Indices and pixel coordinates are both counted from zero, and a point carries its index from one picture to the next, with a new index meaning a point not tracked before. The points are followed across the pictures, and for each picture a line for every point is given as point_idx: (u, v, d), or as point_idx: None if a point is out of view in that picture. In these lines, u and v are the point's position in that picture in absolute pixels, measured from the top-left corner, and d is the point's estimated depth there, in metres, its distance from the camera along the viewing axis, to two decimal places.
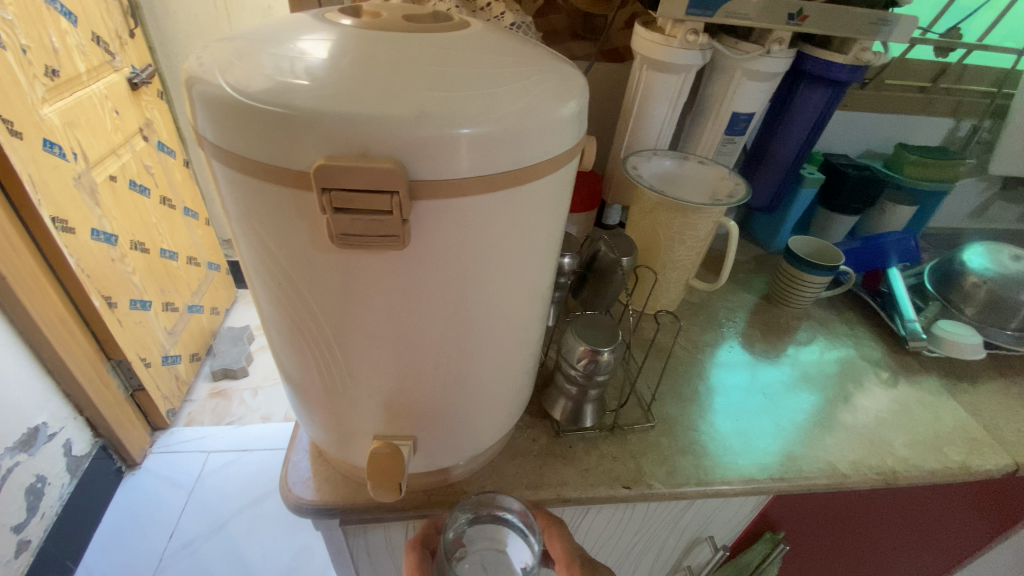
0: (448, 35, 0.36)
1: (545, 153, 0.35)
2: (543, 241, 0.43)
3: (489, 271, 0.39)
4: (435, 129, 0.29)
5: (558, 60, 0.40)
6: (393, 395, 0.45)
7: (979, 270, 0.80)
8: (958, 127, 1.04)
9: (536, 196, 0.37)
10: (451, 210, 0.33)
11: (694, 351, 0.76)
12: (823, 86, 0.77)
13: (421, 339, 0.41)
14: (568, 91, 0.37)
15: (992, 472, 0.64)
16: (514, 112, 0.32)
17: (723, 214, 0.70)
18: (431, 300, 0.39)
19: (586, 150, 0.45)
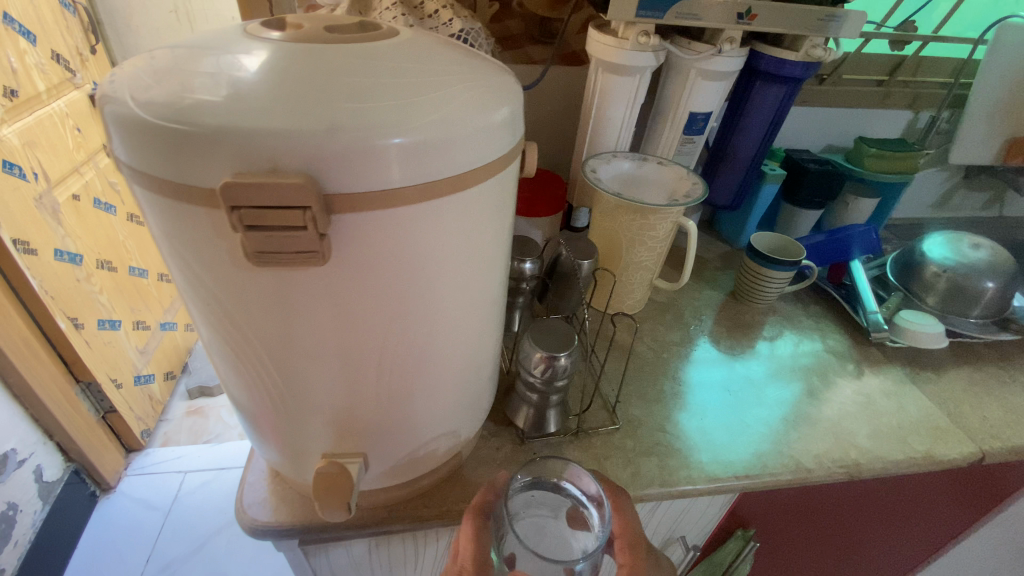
0: (372, 45, 0.35)
1: (475, 161, 0.35)
2: (486, 249, 0.42)
3: (428, 282, 0.38)
4: (350, 142, 0.29)
5: (490, 67, 0.39)
6: (344, 412, 0.44)
7: (939, 260, 0.81)
8: (917, 118, 1.04)
9: (471, 205, 0.37)
10: (376, 223, 0.32)
11: (659, 351, 0.76)
12: (777, 83, 0.77)
13: (365, 356, 0.41)
14: (499, 97, 0.37)
15: (956, 461, 0.64)
16: (436, 122, 0.32)
17: (682, 213, 0.71)
18: (371, 316, 0.38)
19: (526, 155, 0.44)
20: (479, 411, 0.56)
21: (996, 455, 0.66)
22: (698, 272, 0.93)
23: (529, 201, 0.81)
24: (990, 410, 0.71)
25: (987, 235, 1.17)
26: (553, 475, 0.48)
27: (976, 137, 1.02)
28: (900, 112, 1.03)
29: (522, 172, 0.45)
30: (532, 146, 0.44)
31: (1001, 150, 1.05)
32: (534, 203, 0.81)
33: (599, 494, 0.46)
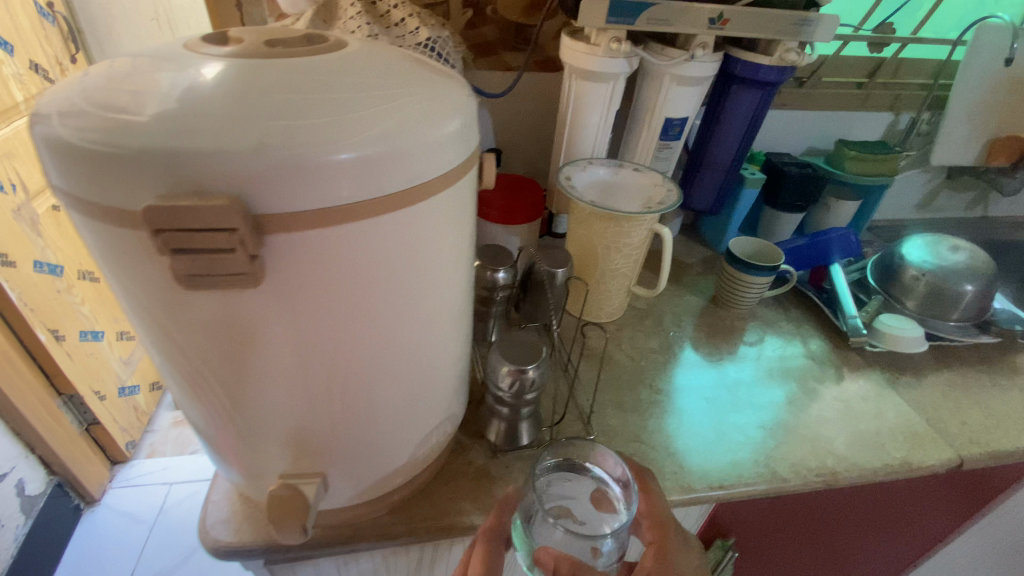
0: (314, 59, 0.34)
1: (424, 175, 0.34)
2: (444, 263, 0.42)
3: (383, 299, 0.38)
4: (280, 161, 0.28)
5: (441, 78, 0.39)
6: (304, 432, 0.43)
7: (918, 263, 0.80)
8: (897, 120, 1.04)
9: (423, 219, 0.36)
10: (316, 242, 0.32)
11: (637, 358, 0.75)
12: (752, 87, 0.77)
13: (324, 374, 0.40)
14: (449, 110, 0.36)
15: (934, 468, 0.64)
16: (380, 138, 0.31)
17: (657, 220, 0.70)
18: (325, 334, 0.37)
19: (484, 166, 0.44)
20: (448, 425, 0.55)
21: (975, 461, 0.65)
22: (679, 277, 0.93)
23: (506, 208, 0.80)
24: (970, 415, 0.70)
25: (970, 235, 1.17)
26: (581, 456, 0.53)
27: (958, 138, 1.02)
28: (881, 114, 1.03)
29: (481, 183, 0.44)
30: (490, 157, 0.44)
31: (983, 151, 1.05)
32: (511, 210, 0.80)
33: (625, 477, 0.50)
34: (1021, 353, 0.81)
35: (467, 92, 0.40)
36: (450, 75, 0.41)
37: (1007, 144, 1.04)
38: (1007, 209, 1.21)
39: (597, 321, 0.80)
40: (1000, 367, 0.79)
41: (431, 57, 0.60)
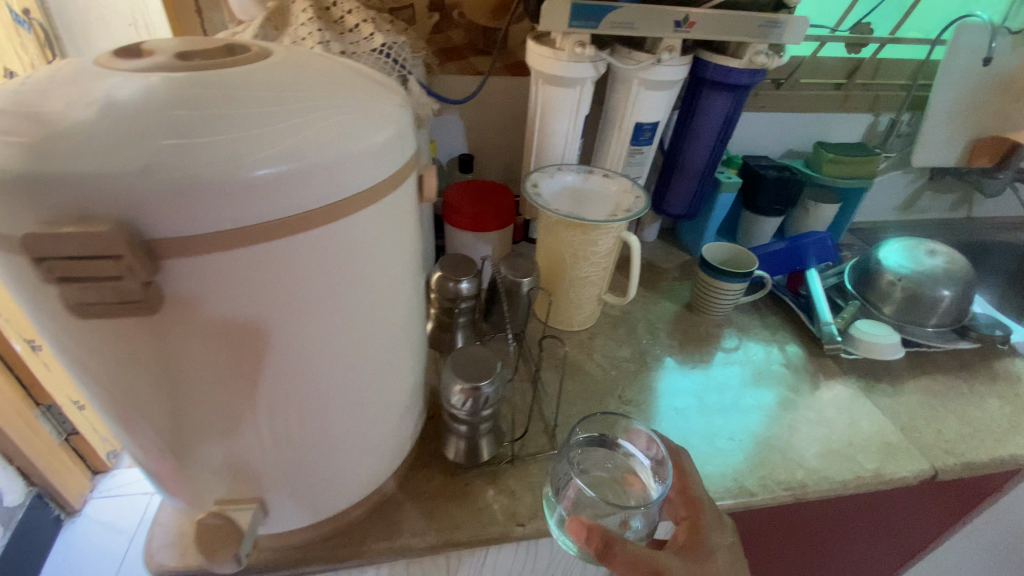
0: (226, 72, 0.32)
1: (353, 187, 0.33)
2: (384, 281, 0.40)
3: (318, 322, 0.37)
4: (170, 182, 0.27)
5: (369, 89, 0.37)
6: (247, 455, 0.41)
7: (894, 268, 0.79)
8: (877, 121, 1.03)
9: (355, 236, 0.35)
10: (227, 264, 0.30)
11: (608, 368, 0.73)
12: (724, 91, 0.76)
13: (264, 396, 0.38)
14: (380, 120, 0.35)
15: (907, 479, 0.63)
16: (302, 152, 0.30)
17: (624, 228, 0.69)
18: (261, 356, 0.36)
19: (425, 178, 0.42)
20: (404, 441, 0.53)
21: (949, 472, 0.64)
22: (655, 283, 0.91)
23: (475, 216, 0.78)
24: (946, 423, 0.69)
25: (954, 236, 1.16)
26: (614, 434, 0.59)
27: (940, 139, 1.01)
28: (861, 116, 1.01)
29: (422, 197, 0.43)
30: (430, 169, 0.42)
31: (965, 152, 1.04)
32: (480, 218, 0.78)
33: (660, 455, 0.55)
34: (1000, 359, 0.80)
35: (401, 103, 0.39)
36: (385, 85, 0.39)
37: (988, 144, 1.03)
38: (991, 210, 1.20)
39: (568, 330, 0.78)
40: (978, 373, 0.77)
41: (387, 63, 0.58)
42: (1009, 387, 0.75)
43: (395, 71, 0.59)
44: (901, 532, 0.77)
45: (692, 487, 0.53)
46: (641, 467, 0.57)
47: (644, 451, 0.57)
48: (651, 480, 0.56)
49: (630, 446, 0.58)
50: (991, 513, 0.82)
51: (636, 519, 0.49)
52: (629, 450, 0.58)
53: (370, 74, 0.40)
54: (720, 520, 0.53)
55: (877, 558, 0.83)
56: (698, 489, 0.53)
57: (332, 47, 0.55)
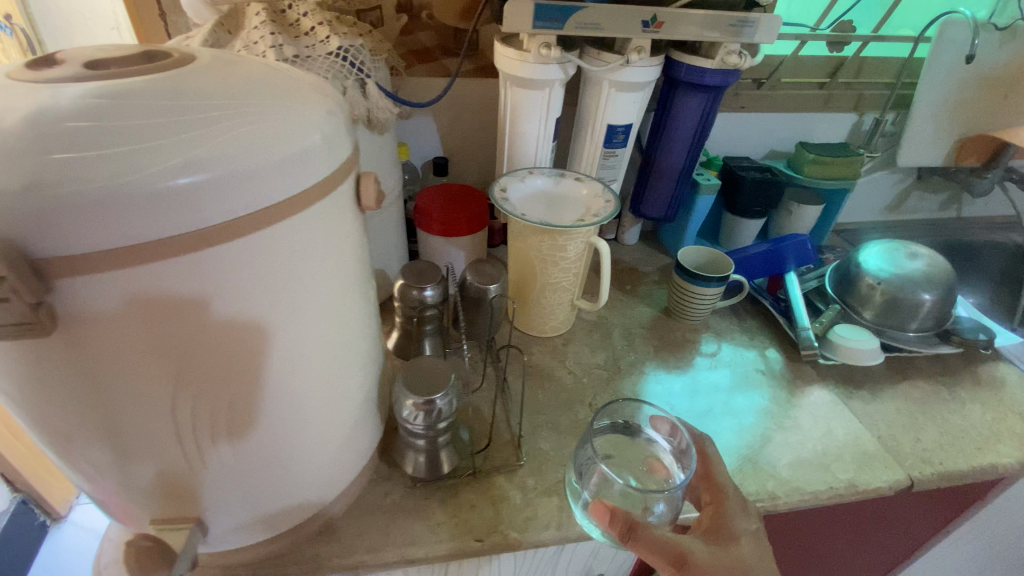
0: (134, 81, 0.32)
1: (277, 197, 0.33)
2: (323, 292, 0.40)
3: (258, 332, 0.36)
4: (55, 201, 0.27)
5: (293, 95, 0.36)
6: (194, 476, 0.41)
7: (874, 271, 0.78)
8: (861, 121, 1.01)
9: (288, 243, 0.35)
10: (143, 277, 0.30)
11: (580, 375, 0.72)
12: (698, 91, 0.75)
13: (208, 413, 0.38)
14: (306, 128, 0.34)
15: (882, 490, 0.61)
16: (225, 159, 0.30)
17: (594, 232, 0.67)
18: (203, 372, 0.36)
19: (363, 187, 0.41)
20: (360, 454, 0.52)
21: (926, 482, 0.62)
22: (634, 287, 0.90)
23: (446, 221, 0.76)
24: (925, 431, 0.67)
25: (944, 237, 1.14)
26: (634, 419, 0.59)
27: (926, 138, 0.99)
28: (845, 115, 0.99)
29: (360, 205, 0.42)
30: (369, 177, 0.41)
31: (953, 151, 1.01)
32: (451, 224, 0.77)
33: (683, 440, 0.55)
34: (983, 363, 0.78)
35: (333, 109, 0.37)
36: (319, 91, 0.38)
37: (975, 143, 1.01)
38: (981, 210, 1.17)
39: (541, 336, 0.77)
40: (961, 379, 0.75)
41: (344, 66, 0.57)
42: (992, 393, 0.74)
43: (352, 74, 0.57)
44: (880, 537, 0.76)
45: (715, 472, 0.55)
46: (665, 453, 0.58)
47: (667, 437, 0.58)
48: (675, 467, 0.56)
49: (654, 432, 0.59)
50: (979, 519, 0.80)
51: (660, 504, 0.49)
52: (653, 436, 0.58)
53: (304, 78, 0.39)
54: (745, 507, 0.53)
55: (858, 565, 0.82)
56: (721, 476, 0.55)
57: (284, 50, 0.54)
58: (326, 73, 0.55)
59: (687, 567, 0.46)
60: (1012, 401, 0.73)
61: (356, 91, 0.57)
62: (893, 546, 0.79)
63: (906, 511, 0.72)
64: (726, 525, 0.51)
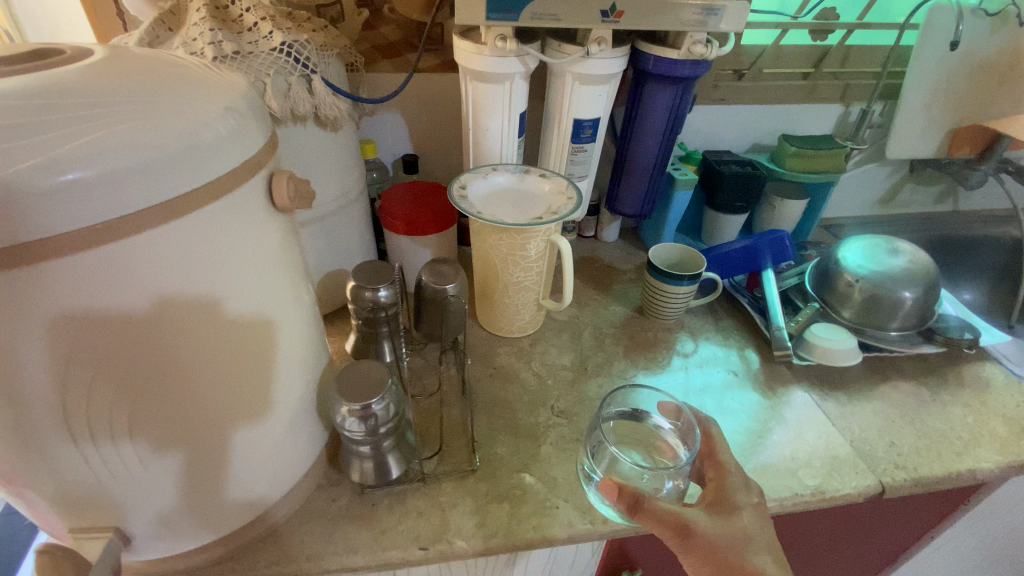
0: (20, 80, 0.32)
1: (163, 195, 0.32)
2: (247, 295, 0.40)
3: (179, 334, 0.36)
4: None
5: (190, 94, 0.35)
6: (126, 488, 0.40)
7: (854, 268, 0.75)
8: (848, 112, 0.97)
9: (200, 243, 0.35)
10: (35, 279, 0.30)
11: (544, 376, 0.70)
12: (668, 84, 0.73)
13: (148, 423, 0.38)
14: (194, 125, 0.34)
15: (851, 497, 0.58)
16: (109, 156, 0.30)
17: (555, 230, 0.66)
18: (143, 381, 0.36)
19: (277, 182, 0.40)
20: (301, 459, 0.51)
21: (898, 488, 0.60)
22: (608, 285, 0.87)
23: (411, 218, 0.74)
24: (901, 435, 0.65)
25: (939, 231, 1.10)
26: (641, 406, 0.63)
27: (915, 129, 0.95)
28: (831, 106, 0.96)
29: (274, 205, 0.41)
30: (282, 175, 0.40)
31: (945, 142, 0.98)
32: (416, 222, 0.74)
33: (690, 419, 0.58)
34: (967, 364, 0.75)
35: (232, 107, 0.37)
36: (222, 90, 0.38)
37: (968, 134, 0.97)
38: (978, 203, 1.13)
39: (508, 337, 0.75)
40: (943, 380, 0.72)
41: (287, 62, 0.55)
42: (975, 394, 0.71)
43: (296, 70, 0.56)
44: (864, 544, 0.73)
45: (722, 450, 0.55)
46: (669, 435, 0.61)
47: (672, 420, 0.61)
48: (680, 446, 0.60)
49: (660, 417, 0.62)
50: (965, 524, 0.76)
51: (668, 482, 0.52)
52: (659, 421, 0.62)
53: (208, 77, 0.38)
54: (747, 481, 0.53)
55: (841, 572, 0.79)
56: (726, 455, 0.55)
57: (223, 47, 0.53)
58: (268, 70, 0.54)
59: (692, 539, 0.47)
60: (996, 403, 0.70)
61: (300, 87, 0.56)
62: (874, 554, 0.76)
63: (886, 518, 0.69)
64: (729, 497, 0.51)
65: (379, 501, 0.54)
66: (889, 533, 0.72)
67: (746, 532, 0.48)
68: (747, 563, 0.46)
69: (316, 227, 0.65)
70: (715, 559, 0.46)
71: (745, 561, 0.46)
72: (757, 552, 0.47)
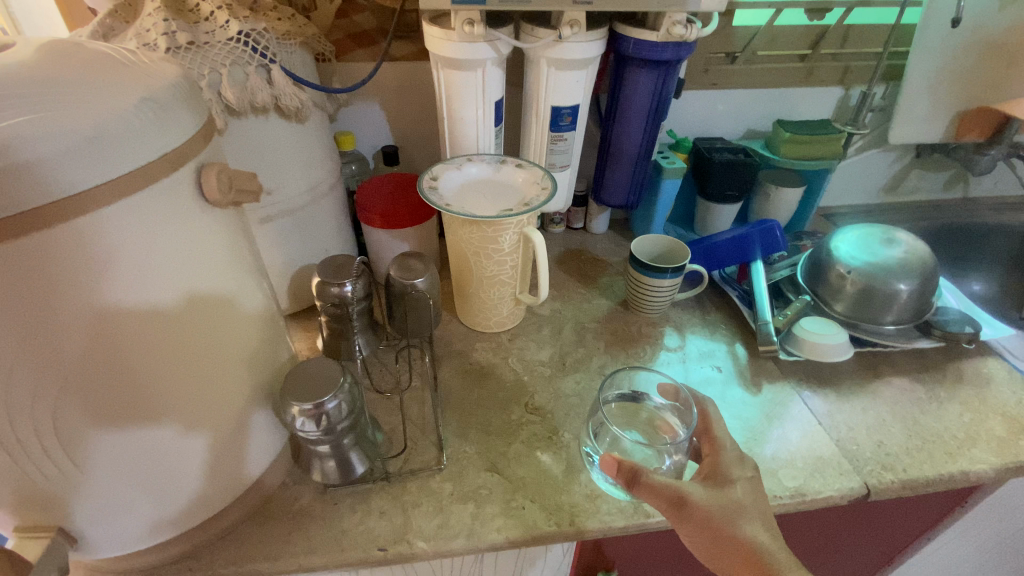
0: None
1: (65, 190, 0.32)
2: (185, 286, 0.39)
3: (116, 324, 0.36)
4: None
5: (112, 87, 0.35)
6: (82, 493, 0.40)
7: (847, 259, 0.71)
8: (848, 95, 0.93)
9: (129, 232, 0.35)
10: None
11: (520, 371, 0.68)
12: (648, 68, 0.70)
13: (105, 426, 0.39)
14: (101, 118, 0.33)
15: (833, 499, 0.56)
16: (18, 146, 0.30)
17: (528, 222, 0.64)
18: (99, 383, 0.37)
19: (208, 173, 0.40)
20: (259, 458, 0.51)
21: (884, 490, 0.57)
22: (594, 278, 0.85)
23: (386, 211, 0.72)
24: (890, 434, 0.62)
25: (949, 218, 1.05)
26: (638, 386, 0.62)
27: (919, 112, 0.91)
28: (830, 89, 0.92)
29: (206, 200, 0.40)
30: (212, 168, 0.40)
31: (952, 125, 0.93)
32: (393, 214, 0.72)
33: (688, 396, 0.57)
34: (968, 359, 0.71)
35: (149, 97, 0.36)
36: (144, 81, 0.37)
37: (977, 117, 0.92)
38: (991, 188, 1.08)
39: (486, 332, 0.73)
40: (941, 376, 0.69)
41: (245, 52, 0.54)
42: (974, 392, 0.67)
43: (253, 60, 0.55)
44: (859, 547, 0.70)
45: (715, 429, 0.54)
46: (667, 414, 0.59)
47: (670, 399, 0.59)
48: (679, 426, 0.58)
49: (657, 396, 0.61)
50: (965, 526, 0.73)
51: (667, 458, 0.53)
52: (659, 399, 0.60)
53: (134, 68, 0.38)
54: (742, 456, 0.52)
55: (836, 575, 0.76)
56: (721, 431, 0.53)
57: (177, 37, 0.52)
58: (224, 60, 0.53)
59: (687, 509, 0.45)
60: (996, 401, 0.66)
61: (259, 78, 0.54)
62: (870, 558, 0.73)
63: (879, 521, 0.66)
64: (722, 470, 0.49)
65: (340, 500, 0.53)
66: (884, 535, 0.69)
67: (738, 503, 0.47)
68: (738, 532, 0.45)
69: (285, 221, 0.64)
70: (708, 528, 0.45)
71: (737, 532, 0.45)
72: (749, 521, 0.46)
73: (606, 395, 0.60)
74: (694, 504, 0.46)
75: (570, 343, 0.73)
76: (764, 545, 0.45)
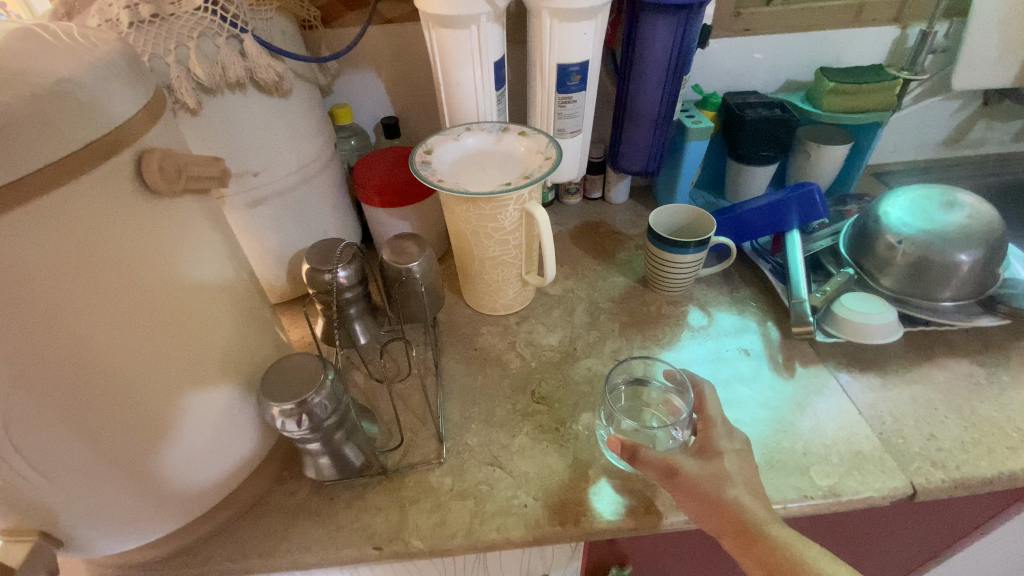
0: None
1: None
2: (146, 277, 0.37)
3: (74, 321, 0.34)
4: None
5: (29, 65, 0.31)
6: (64, 500, 0.39)
7: (897, 227, 0.63)
8: (905, 35, 0.81)
9: (68, 223, 0.32)
10: None
11: (528, 356, 0.64)
12: (665, 13, 0.62)
13: (80, 431, 0.36)
14: (11, 102, 0.29)
15: (873, 500, 0.50)
16: None
17: (528, 197, 0.58)
18: (64, 386, 0.35)
19: (146, 158, 0.36)
20: (250, 457, 0.49)
21: (934, 491, 0.51)
22: (611, 254, 0.79)
23: (384, 189, 0.67)
24: (943, 426, 0.55)
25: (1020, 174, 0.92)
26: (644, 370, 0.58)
27: (990, 52, 0.78)
28: (884, 29, 0.80)
29: (150, 190, 0.36)
30: (154, 153, 0.36)
31: None
32: (391, 192, 0.67)
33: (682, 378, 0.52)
34: None
35: (69, 77, 0.32)
36: (69, 58, 0.33)
37: None
38: None
39: (493, 315, 0.69)
40: (1004, 358, 0.61)
41: (214, 22, 0.50)
42: None
43: (225, 31, 0.50)
44: (906, 544, 0.63)
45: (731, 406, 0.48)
46: (670, 395, 0.55)
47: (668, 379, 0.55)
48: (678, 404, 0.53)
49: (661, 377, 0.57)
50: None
51: (677, 434, 0.49)
52: (662, 380, 0.56)
53: (55, 44, 0.33)
54: (728, 427, 0.48)
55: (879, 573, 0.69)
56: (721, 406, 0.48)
57: (139, 10, 0.47)
58: (191, 32, 0.49)
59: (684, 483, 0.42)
60: None
61: (230, 50, 0.50)
62: (921, 553, 0.66)
63: (929, 518, 0.59)
64: (710, 440, 0.46)
65: (337, 494, 0.52)
66: (936, 531, 0.62)
67: (727, 471, 0.43)
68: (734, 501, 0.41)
69: (275, 204, 0.61)
70: (706, 500, 0.42)
71: (723, 495, 0.42)
72: (735, 485, 0.42)
73: (614, 380, 0.57)
74: (705, 506, 0.42)
75: (581, 326, 0.68)
76: (760, 513, 0.41)
